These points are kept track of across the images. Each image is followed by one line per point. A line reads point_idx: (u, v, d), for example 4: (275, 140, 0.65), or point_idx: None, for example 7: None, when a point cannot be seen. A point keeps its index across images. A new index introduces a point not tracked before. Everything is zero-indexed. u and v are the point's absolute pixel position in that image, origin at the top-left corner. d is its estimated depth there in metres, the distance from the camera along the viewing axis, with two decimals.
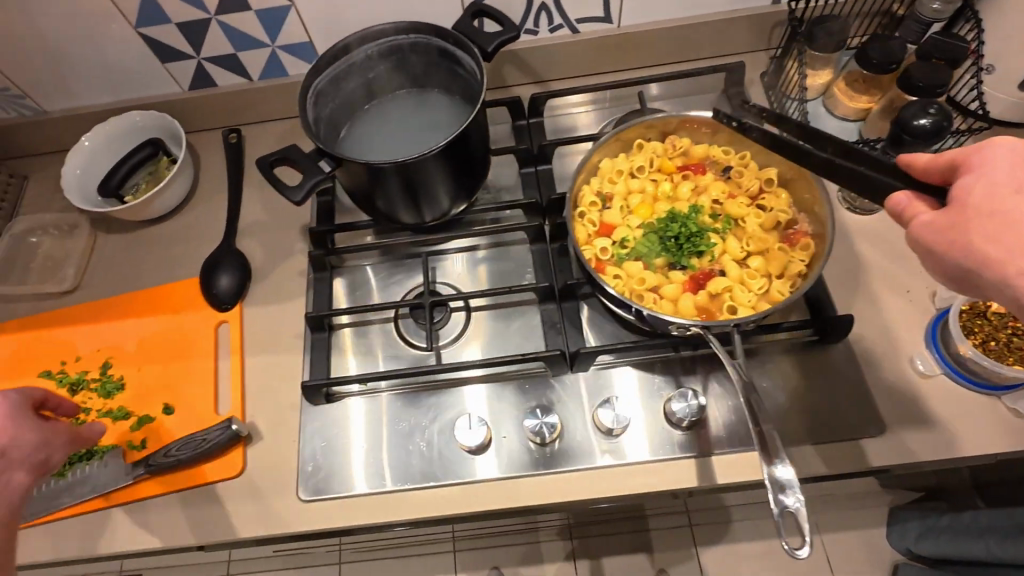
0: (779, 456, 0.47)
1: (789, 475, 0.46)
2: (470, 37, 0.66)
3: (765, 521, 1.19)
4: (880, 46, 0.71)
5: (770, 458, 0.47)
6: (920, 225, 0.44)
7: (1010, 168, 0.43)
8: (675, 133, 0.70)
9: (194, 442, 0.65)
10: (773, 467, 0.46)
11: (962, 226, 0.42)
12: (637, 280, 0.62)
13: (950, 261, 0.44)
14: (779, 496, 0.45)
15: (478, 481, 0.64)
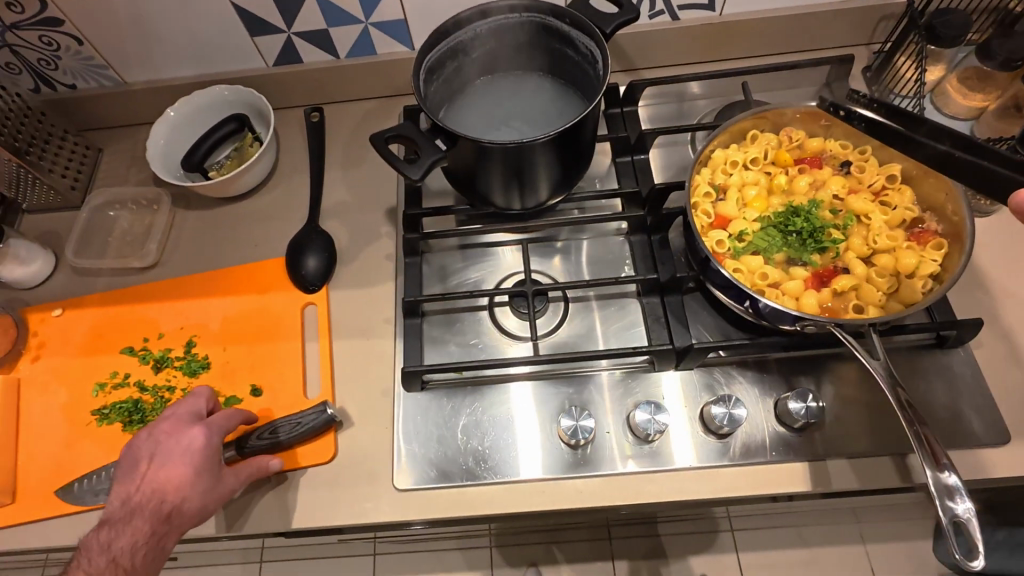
0: (944, 461, 0.45)
1: (955, 481, 0.44)
2: (587, 17, 0.64)
3: (814, 530, 1.16)
4: (1006, 41, 0.68)
5: (934, 462, 0.46)
6: None
7: None
8: (790, 125, 0.67)
9: (288, 426, 0.63)
10: (939, 472, 0.45)
11: None
12: (758, 274, 0.60)
13: None
14: (948, 504, 0.44)
15: (581, 476, 0.62)
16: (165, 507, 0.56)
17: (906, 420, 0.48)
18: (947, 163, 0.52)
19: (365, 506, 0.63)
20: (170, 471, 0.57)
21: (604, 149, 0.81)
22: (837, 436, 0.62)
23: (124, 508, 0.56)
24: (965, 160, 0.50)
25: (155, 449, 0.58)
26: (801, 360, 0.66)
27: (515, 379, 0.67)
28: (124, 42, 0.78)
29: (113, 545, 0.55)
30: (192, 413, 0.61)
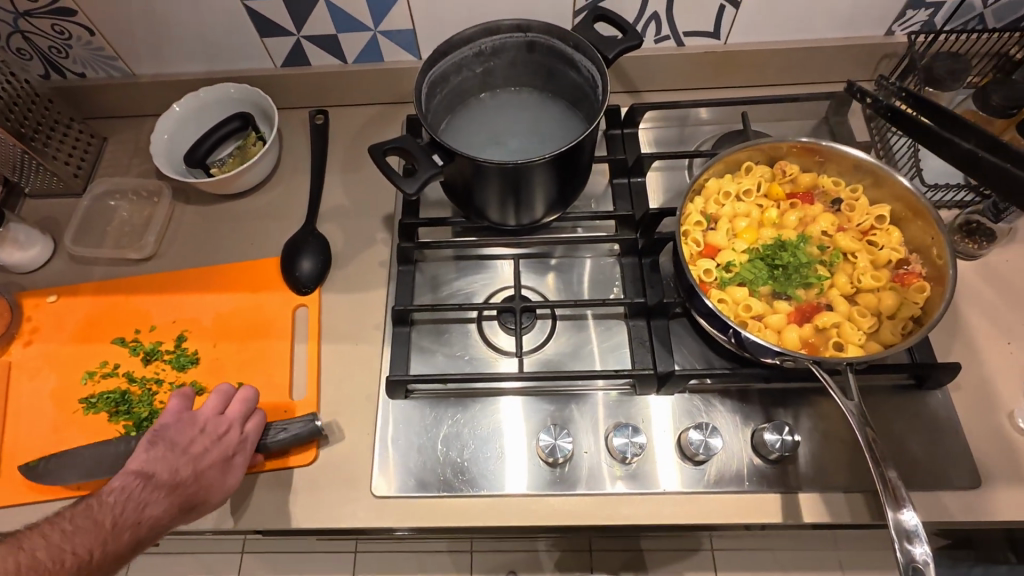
0: (905, 502, 0.46)
1: (915, 522, 0.45)
2: (591, 41, 0.64)
3: (790, 555, 1.16)
4: (1003, 88, 0.69)
5: (895, 503, 0.46)
6: None
7: None
8: (785, 159, 0.68)
9: (276, 431, 0.64)
10: (900, 512, 0.46)
11: None
12: (742, 306, 0.61)
13: None
14: (910, 545, 0.44)
15: (556, 494, 0.63)
16: (195, 498, 0.58)
17: (873, 458, 0.48)
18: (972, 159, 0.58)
19: (343, 510, 0.63)
20: (222, 463, 0.60)
21: (601, 170, 0.82)
22: (812, 470, 0.63)
23: (167, 476, 0.58)
24: (988, 159, 0.57)
25: (215, 432, 0.61)
26: (782, 392, 0.67)
27: (504, 395, 0.68)
28: (135, 35, 0.79)
29: (144, 508, 0.56)
30: (252, 409, 0.64)
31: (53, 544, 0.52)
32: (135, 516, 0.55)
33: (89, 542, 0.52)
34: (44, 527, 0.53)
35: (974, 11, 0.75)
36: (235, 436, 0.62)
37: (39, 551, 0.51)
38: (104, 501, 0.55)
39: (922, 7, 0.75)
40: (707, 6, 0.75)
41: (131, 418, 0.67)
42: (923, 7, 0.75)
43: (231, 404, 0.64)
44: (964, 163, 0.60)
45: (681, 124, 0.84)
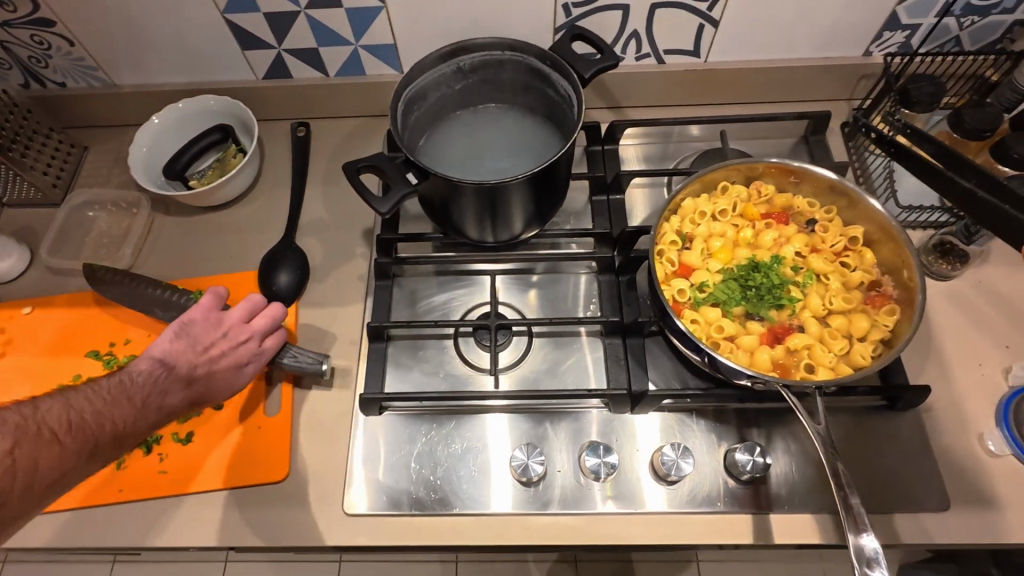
0: (865, 526, 0.46)
1: (875, 546, 0.45)
2: (567, 61, 0.65)
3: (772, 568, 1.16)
4: (976, 111, 0.70)
5: (856, 527, 0.47)
6: None
7: None
8: (761, 179, 0.69)
9: (287, 358, 0.67)
10: (860, 536, 0.46)
11: None
12: (715, 327, 0.61)
13: None
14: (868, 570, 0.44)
15: (529, 514, 0.63)
16: (204, 392, 0.61)
17: (835, 481, 0.49)
18: (969, 198, 0.57)
19: (315, 528, 0.63)
20: (236, 367, 0.62)
21: (581, 186, 0.82)
22: (783, 491, 0.63)
23: (184, 369, 0.59)
24: (986, 199, 0.55)
25: (236, 338, 0.63)
26: (757, 412, 0.67)
27: (490, 411, 0.68)
28: (115, 47, 0.79)
29: (161, 391, 0.57)
30: (274, 327, 0.66)
31: (66, 411, 0.51)
32: (151, 398, 0.56)
33: (114, 416, 0.54)
34: (63, 396, 0.53)
35: (950, 33, 0.76)
36: (255, 341, 0.64)
37: (54, 414, 0.51)
38: (124, 380, 0.56)
39: (898, 29, 0.76)
40: (686, 25, 0.76)
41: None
42: (900, 29, 0.76)
43: (258, 316, 0.65)
44: (961, 200, 0.58)
45: (663, 141, 0.85)
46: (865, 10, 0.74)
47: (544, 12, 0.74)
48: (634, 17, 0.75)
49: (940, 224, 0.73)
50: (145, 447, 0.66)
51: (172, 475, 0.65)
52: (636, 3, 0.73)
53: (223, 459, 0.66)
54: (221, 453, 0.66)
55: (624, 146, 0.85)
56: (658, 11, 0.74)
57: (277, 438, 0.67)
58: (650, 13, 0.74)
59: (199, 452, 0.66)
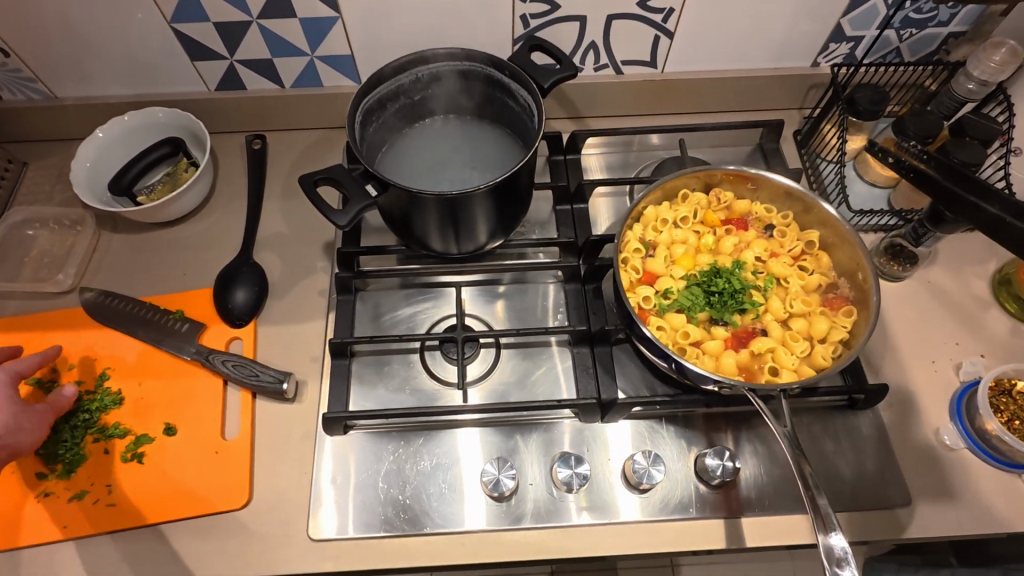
0: (833, 526, 0.47)
1: (843, 544, 0.46)
2: (527, 72, 0.65)
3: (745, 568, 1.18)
4: (918, 119, 0.73)
5: (825, 527, 0.47)
6: None
7: None
8: (719, 186, 0.70)
9: (247, 376, 0.66)
10: (830, 535, 0.47)
11: None
12: (681, 333, 0.61)
13: None
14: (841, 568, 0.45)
15: (503, 530, 0.61)
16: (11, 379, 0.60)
17: (804, 481, 0.50)
18: (999, 226, 0.56)
19: (278, 556, 0.60)
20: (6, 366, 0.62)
21: (546, 195, 0.82)
22: (754, 493, 0.63)
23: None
24: (1013, 226, 0.55)
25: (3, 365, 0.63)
26: (726, 416, 0.67)
27: (467, 425, 0.66)
28: (54, 57, 0.75)
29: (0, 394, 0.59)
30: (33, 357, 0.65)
31: None
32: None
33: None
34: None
35: (891, 45, 0.79)
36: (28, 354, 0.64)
37: None
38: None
39: (843, 40, 0.79)
40: (643, 36, 0.77)
41: (60, 465, 0.62)
42: (845, 40, 0.79)
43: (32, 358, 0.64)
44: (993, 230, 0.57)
45: (621, 150, 0.86)
46: (812, 22, 0.76)
47: (503, 22, 0.74)
48: (591, 28, 0.76)
49: (887, 228, 0.76)
50: (99, 478, 0.63)
51: (122, 507, 0.61)
52: (593, 14, 0.74)
53: (179, 488, 0.62)
54: (176, 482, 0.63)
55: (585, 154, 0.85)
56: (615, 22, 0.75)
57: (236, 462, 0.64)
58: (607, 24, 0.75)
59: (154, 481, 0.63)
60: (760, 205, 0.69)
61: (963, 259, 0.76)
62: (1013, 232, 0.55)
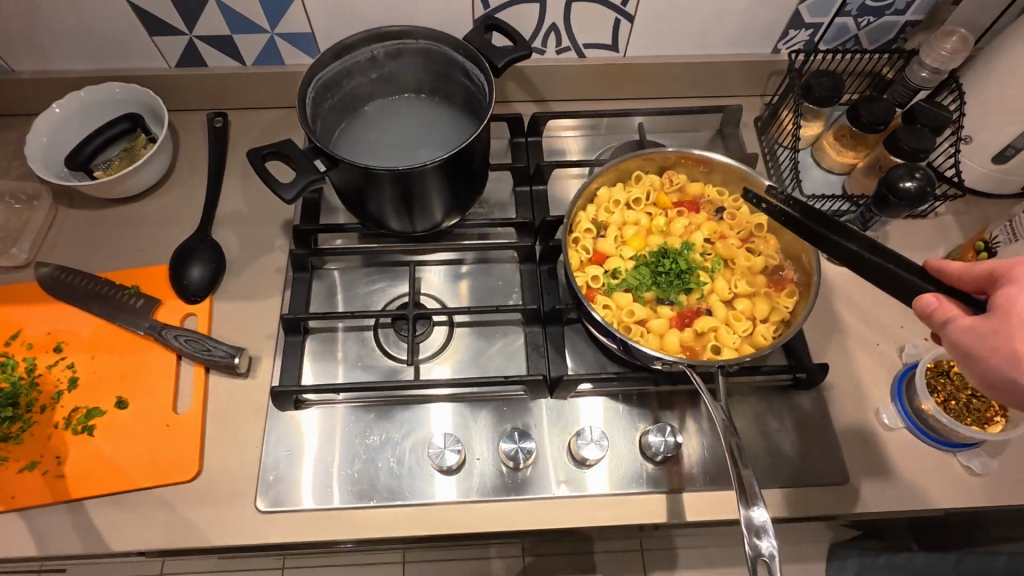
0: (756, 500, 0.48)
1: (763, 516, 0.48)
2: (480, 51, 0.65)
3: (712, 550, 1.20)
4: (871, 106, 0.74)
5: (747, 501, 0.48)
6: (957, 330, 0.42)
7: None
8: (673, 168, 0.71)
9: (198, 351, 0.66)
10: (752, 508, 0.48)
11: (1002, 334, 0.40)
12: (626, 311, 0.62)
13: (991, 370, 0.41)
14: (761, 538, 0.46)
15: (450, 503, 0.62)
16: None
17: (731, 457, 0.50)
18: (857, 263, 0.48)
19: (225, 528, 0.61)
20: None
21: (502, 176, 0.83)
22: (695, 470, 0.64)
23: None
24: (876, 263, 0.47)
25: None
26: (673, 393, 0.68)
27: (436, 400, 0.67)
28: (8, 30, 0.74)
29: None
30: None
31: None
32: None
33: None
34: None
35: (849, 33, 0.80)
36: None
37: None
38: None
39: (803, 26, 0.80)
40: (602, 19, 0.77)
41: (9, 438, 0.63)
42: (803, 27, 0.80)
43: None
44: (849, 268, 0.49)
45: (595, 132, 0.86)
46: (769, 8, 0.77)
47: (463, 2, 0.74)
48: (551, 10, 0.76)
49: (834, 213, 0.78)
50: (49, 451, 0.63)
51: (72, 479, 0.62)
52: None
53: (129, 459, 0.63)
54: (128, 454, 0.63)
55: (558, 133, 0.86)
56: (574, 4, 0.75)
57: (187, 434, 0.64)
58: (566, 7, 0.76)
59: (104, 453, 0.63)
60: (712, 188, 0.70)
61: (914, 243, 0.77)
62: (872, 268, 0.47)
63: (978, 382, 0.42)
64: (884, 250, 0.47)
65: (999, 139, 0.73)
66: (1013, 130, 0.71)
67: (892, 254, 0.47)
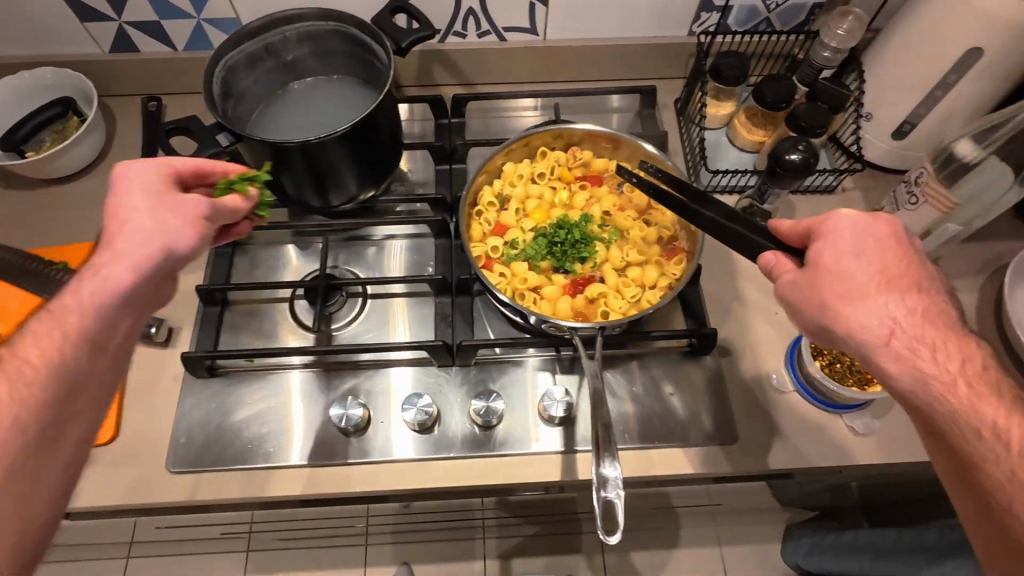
0: (609, 457, 0.49)
1: (614, 471, 0.49)
2: (384, 32, 0.68)
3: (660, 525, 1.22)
4: (773, 85, 0.77)
5: (601, 458, 0.49)
6: (785, 285, 0.47)
7: (859, 236, 0.45)
8: (580, 145, 0.73)
9: None
10: (604, 463, 0.49)
11: (816, 285, 0.45)
12: (520, 279, 0.65)
13: (811, 319, 0.45)
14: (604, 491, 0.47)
15: (353, 463, 0.65)
16: None
17: (593, 415, 0.52)
18: (718, 230, 0.53)
19: (138, 488, 0.64)
20: None
21: (420, 154, 0.85)
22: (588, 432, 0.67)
23: None
24: (729, 228, 0.52)
25: None
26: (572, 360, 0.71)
27: (396, 364, 0.70)
28: None
29: None
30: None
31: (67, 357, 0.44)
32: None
33: None
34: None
35: (760, 15, 0.83)
36: None
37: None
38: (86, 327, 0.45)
39: (715, 9, 0.82)
40: (517, 2, 0.80)
41: None
42: (714, 10, 0.82)
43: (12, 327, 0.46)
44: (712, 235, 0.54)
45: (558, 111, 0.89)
46: None
47: None
48: None
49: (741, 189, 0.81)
50: None
51: None
52: None
53: None
54: None
55: (520, 110, 0.88)
56: None
57: None
58: None
59: None
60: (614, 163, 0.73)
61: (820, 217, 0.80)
62: (730, 233, 0.52)
63: (803, 329, 0.47)
64: (738, 216, 0.53)
65: (896, 115, 0.75)
66: (907, 105, 0.73)
67: (744, 220, 0.53)
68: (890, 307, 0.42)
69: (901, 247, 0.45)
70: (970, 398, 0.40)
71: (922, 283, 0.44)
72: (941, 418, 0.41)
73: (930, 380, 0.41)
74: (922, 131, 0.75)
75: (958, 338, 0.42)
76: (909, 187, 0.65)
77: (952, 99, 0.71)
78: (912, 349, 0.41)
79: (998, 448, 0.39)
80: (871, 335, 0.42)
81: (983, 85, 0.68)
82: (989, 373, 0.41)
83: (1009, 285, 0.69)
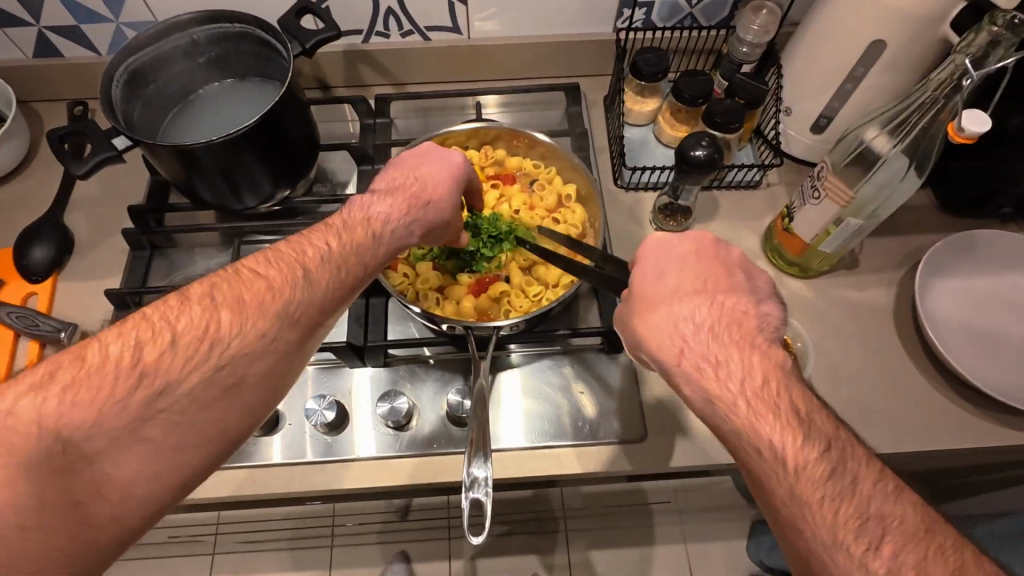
0: (478, 458, 0.52)
1: (484, 472, 0.52)
2: (289, 33, 0.68)
3: None
4: (691, 81, 0.76)
5: (472, 459, 0.52)
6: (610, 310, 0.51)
7: (665, 259, 0.49)
8: (494, 142, 0.73)
9: (27, 326, 0.69)
10: (473, 465, 0.52)
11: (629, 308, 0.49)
12: (423, 279, 0.65)
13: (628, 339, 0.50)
14: (468, 490, 0.51)
15: (260, 465, 0.65)
16: None
17: (473, 417, 0.54)
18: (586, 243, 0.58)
19: None
20: None
21: (341, 155, 0.85)
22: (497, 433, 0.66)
23: None
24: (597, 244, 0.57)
25: None
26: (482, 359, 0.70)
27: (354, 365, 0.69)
28: None
29: None
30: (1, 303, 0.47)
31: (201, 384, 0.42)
32: None
33: None
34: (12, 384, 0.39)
35: (683, 10, 0.82)
36: None
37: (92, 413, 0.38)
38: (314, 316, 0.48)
39: (636, 5, 0.82)
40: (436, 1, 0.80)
41: None
42: (636, 6, 0.82)
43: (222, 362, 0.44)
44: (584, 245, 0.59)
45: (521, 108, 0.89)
46: None
47: None
48: None
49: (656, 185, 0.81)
50: None
51: None
52: None
53: None
54: None
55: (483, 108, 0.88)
56: None
57: None
58: None
59: None
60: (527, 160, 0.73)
61: (743, 212, 0.80)
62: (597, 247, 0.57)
63: (627, 350, 0.51)
64: None
65: (813, 108, 0.75)
66: (822, 99, 0.73)
67: None
68: (682, 328, 0.45)
69: (702, 263, 0.49)
70: (749, 415, 0.41)
71: (723, 298, 0.47)
72: (731, 437, 0.42)
73: (715, 400, 0.43)
74: (839, 124, 0.75)
75: (746, 350, 0.44)
76: (814, 181, 0.65)
77: (863, 91, 0.70)
78: (699, 368, 0.44)
79: (773, 466, 0.40)
80: (667, 355, 0.46)
81: (892, 77, 0.68)
82: (769, 389, 0.42)
83: (922, 278, 0.69)
